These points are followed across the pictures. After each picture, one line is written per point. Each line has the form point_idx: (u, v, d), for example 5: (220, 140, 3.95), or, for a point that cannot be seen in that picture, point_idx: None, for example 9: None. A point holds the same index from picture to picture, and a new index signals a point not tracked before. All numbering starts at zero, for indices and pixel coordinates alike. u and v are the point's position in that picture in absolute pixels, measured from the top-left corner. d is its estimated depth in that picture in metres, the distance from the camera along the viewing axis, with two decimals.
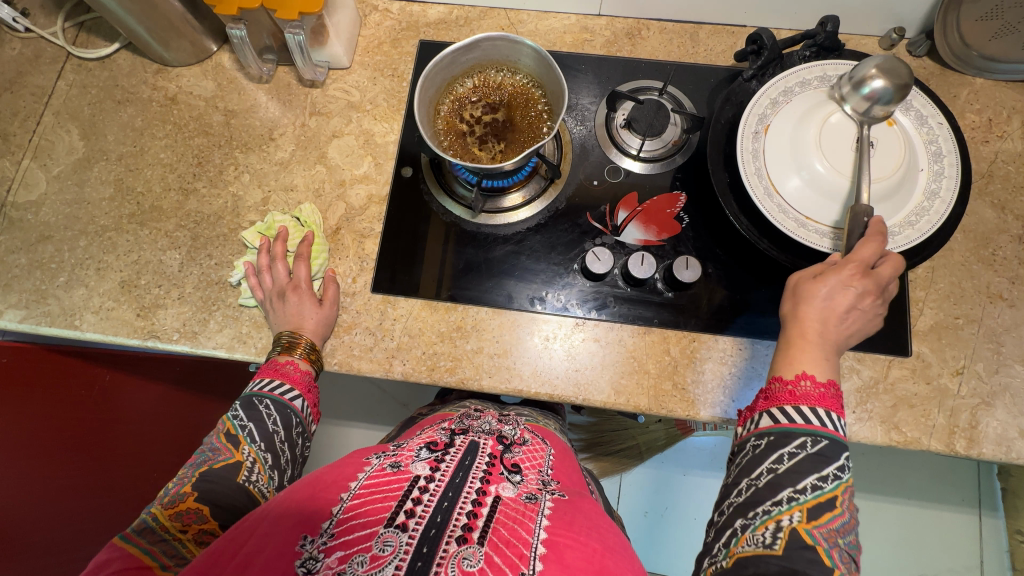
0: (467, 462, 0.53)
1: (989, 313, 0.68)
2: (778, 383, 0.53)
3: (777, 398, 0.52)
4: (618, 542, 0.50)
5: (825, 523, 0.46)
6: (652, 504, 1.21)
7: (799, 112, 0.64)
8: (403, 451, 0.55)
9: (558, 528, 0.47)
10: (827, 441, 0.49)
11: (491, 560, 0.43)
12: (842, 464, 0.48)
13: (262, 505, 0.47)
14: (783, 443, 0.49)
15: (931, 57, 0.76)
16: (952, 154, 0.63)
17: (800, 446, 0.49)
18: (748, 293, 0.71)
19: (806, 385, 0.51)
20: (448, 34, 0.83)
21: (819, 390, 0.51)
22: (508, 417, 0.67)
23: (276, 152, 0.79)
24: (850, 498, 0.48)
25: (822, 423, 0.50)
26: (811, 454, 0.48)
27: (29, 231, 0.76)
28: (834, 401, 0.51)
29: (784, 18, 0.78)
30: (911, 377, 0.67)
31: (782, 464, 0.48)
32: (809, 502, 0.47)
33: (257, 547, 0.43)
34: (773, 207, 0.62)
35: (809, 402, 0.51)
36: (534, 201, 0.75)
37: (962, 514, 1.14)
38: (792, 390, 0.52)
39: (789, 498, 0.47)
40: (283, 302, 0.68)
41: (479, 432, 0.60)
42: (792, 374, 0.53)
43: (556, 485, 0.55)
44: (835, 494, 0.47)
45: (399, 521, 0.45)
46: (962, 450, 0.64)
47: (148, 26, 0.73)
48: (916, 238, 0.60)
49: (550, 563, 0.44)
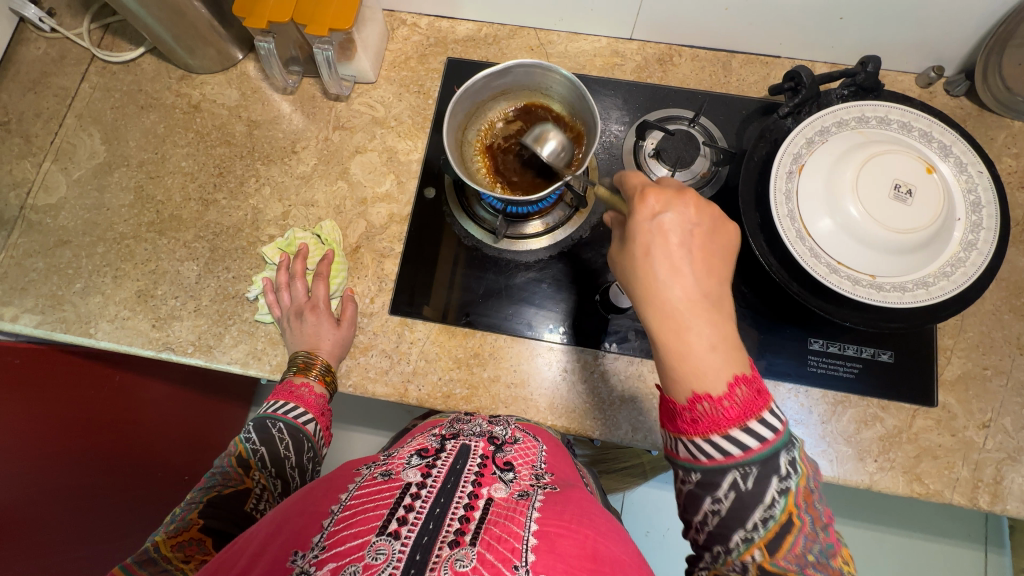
0: (459, 466, 0.51)
1: (1018, 365, 0.67)
2: (675, 408, 0.44)
3: (682, 426, 0.43)
4: (610, 527, 0.47)
5: (787, 551, 0.40)
6: (654, 524, 1.20)
7: (835, 154, 0.63)
8: (394, 460, 0.54)
9: (549, 518, 0.45)
10: (757, 467, 0.40)
11: (484, 557, 0.41)
12: (784, 475, 0.41)
13: (251, 527, 0.47)
14: (713, 486, 0.41)
15: (969, 98, 0.75)
16: (991, 205, 0.61)
17: (732, 485, 0.41)
18: (771, 333, 0.70)
19: (706, 406, 0.42)
20: (476, 52, 0.82)
21: (725, 403, 0.41)
22: (499, 417, 0.64)
23: (298, 166, 0.78)
24: (806, 496, 0.41)
25: (745, 449, 0.41)
26: (749, 489, 0.41)
27: (47, 235, 0.75)
28: (751, 400, 0.41)
29: (819, 51, 0.77)
30: (935, 428, 0.65)
31: (722, 505, 0.41)
32: (764, 537, 0.41)
33: (251, 563, 0.42)
34: (805, 250, 0.61)
35: (718, 427, 0.41)
36: (557, 228, 0.75)
37: (967, 549, 1.12)
38: (694, 416, 0.42)
39: (742, 539, 0.41)
40: (301, 322, 0.68)
41: (470, 436, 0.58)
42: (684, 399, 0.43)
43: (548, 480, 0.54)
44: (789, 512, 0.40)
45: (392, 529, 0.43)
46: (984, 506, 0.63)
47: (174, 33, 0.72)
48: (951, 290, 0.59)
49: (542, 553, 0.41)
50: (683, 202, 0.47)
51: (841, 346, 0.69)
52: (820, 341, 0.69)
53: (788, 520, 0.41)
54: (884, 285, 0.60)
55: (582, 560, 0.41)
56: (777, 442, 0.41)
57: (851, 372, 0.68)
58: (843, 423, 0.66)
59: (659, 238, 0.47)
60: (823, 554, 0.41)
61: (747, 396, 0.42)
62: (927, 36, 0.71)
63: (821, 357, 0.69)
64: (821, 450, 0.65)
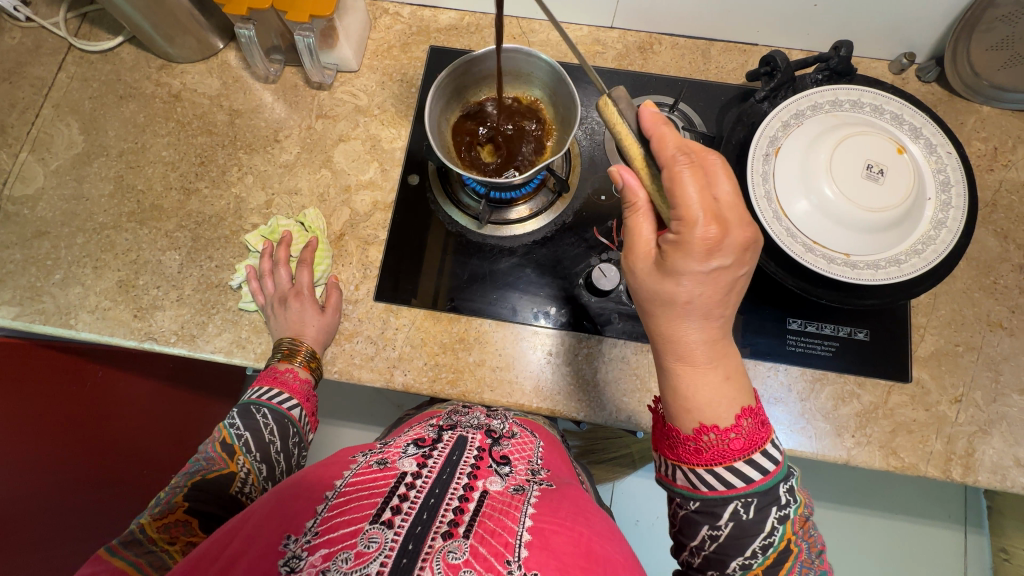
0: (455, 457, 0.51)
1: (988, 341, 0.69)
2: (682, 437, 0.47)
3: (686, 456, 0.47)
4: (605, 526, 0.48)
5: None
6: (642, 513, 1.21)
7: (809, 136, 0.64)
8: (390, 449, 0.54)
9: (545, 515, 0.46)
10: (759, 498, 0.44)
11: (477, 550, 0.41)
12: (782, 505, 0.45)
13: (246, 507, 0.46)
14: (716, 515, 0.45)
15: (939, 84, 0.77)
16: (959, 184, 0.63)
17: (733, 514, 0.45)
18: (752, 313, 0.71)
19: (713, 437, 0.45)
20: (459, 41, 0.83)
21: (730, 435, 0.45)
22: (497, 412, 0.66)
23: (281, 154, 0.78)
24: (801, 524, 0.46)
25: (748, 481, 0.44)
26: (749, 519, 0.45)
27: (26, 226, 0.74)
28: (755, 432, 0.46)
29: (795, 39, 0.79)
30: (910, 404, 0.67)
31: (722, 532, 0.46)
32: (761, 563, 0.45)
33: (244, 544, 0.42)
34: (781, 230, 0.62)
35: (722, 457, 0.45)
36: (541, 214, 0.75)
37: (947, 530, 1.15)
38: (698, 446, 0.46)
39: (741, 565, 0.45)
40: (285, 308, 0.68)
41: (467, 427, 0.59)
42: (692, 429, 0.47)
43: (544, 476, 0.54)
44: (787, 538, 0.45)
45: (385, 518, 0.43)
46: (957, 477, 0.65)
47: (153, 21, 0.72)
48: (922, 267, 0.61)
49: (535, 550, 0.42)
50: (737, 245, 0.45)
51: (819, 325, 0.70)
52: (798, 321, 0.71)
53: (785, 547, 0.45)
54: (858, 264, 0.61)
55: (576, 558, 0.42)
56: (778, 474, 0.45)
57: (829, 350, 0.70)
58: (821, 400, 0.68)
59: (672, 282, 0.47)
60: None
61: (752, 427, 0.46)
62: (898, 23, 0.73)
63: (800, 336, 0.70)
64: (800, 427, 0.67)
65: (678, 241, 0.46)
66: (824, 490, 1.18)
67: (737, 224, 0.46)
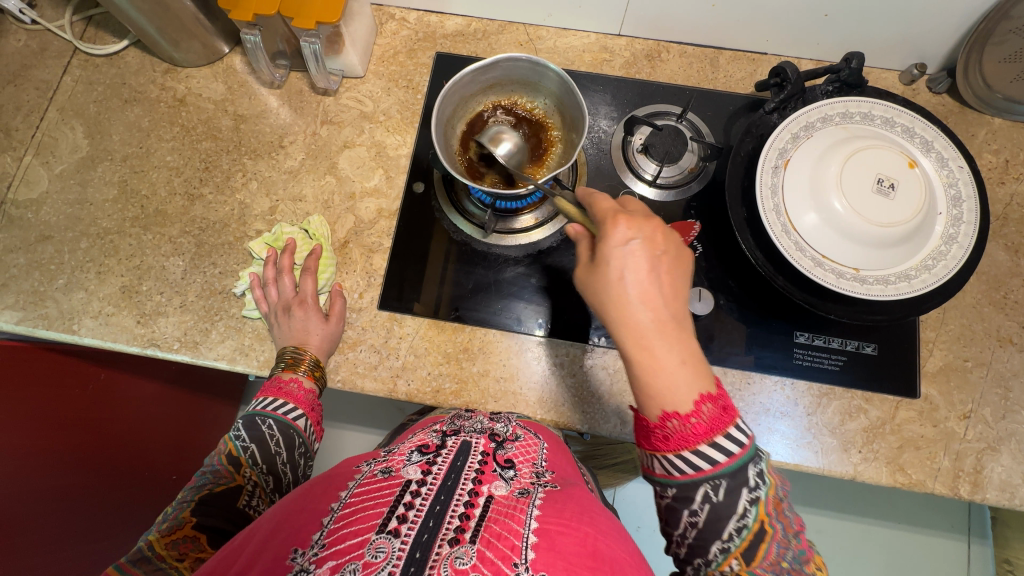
0: (459, 463, 0.51)
1: (998, 357, 0.68)
2: (645, 424, 0.47)
3: (655, 442, 0.46)
4: (611, 526, 0.47)
5: (762, 559, 0.43)
6: (644, 519, 1.21)
7: (820, 149, 0.64)
8: (394, 457, 0.53)
9: (549, 516, 0.45)
10: (727, 479, 0.44)
11: (483, 555, 0.41)
12: (751, 485, 0.44)
13: (252, 523, 0.46)
14: (688, 499, 0.45)
15: (951, 95, 0.76)
16: (971, 199, 0.62)
17: (704, 497, 0.44)
18: (758, 326, 0.70)
19: (676, 423, 0.45)
20: (465, 47, 0.82)
21: (692, 420, 0.44)
22: (499, 415, 0.64)
23: (285, 160, 0.78)
24: (776, 504, 0.45)
25: (713, 463, 0.44)
26: (721, 501, 0.44)
27: (29, 230, 0.74)
28: (717, 417, 0.44)
29: (805, 48, 0.78)
30: (917, 419, 0.67)
31: (699, 517, 0.44)
32: (741, 546, 0.44)
33: (254, 556, 0.42)
34: (790, 243, 0.61)
35: (686, 442, 0.44)
36: (547, 223, 0.75)
37: (951, 540, 1.14)
38: (665, 433, 0.45)
39: (721, 548, 0.44)
40: (288, 317, 0.67)
41: (470, 432, 0.58)
42: (655, 417, 0.46)
43: (549, 478, 0.54)
44: (761, 519, 0.44)
45: (391, 527, 0.42)
46: (965, 495, 0.64)
47: (158, 25, 0.71)
48: (933, 283, 0.60)
49: (542, 551, 0.41)
50: (652, 225, 0.50)
51: (826, 339, 0.70)
52: (805, 334, 0.70)
53: (760, 528, 0.44)
54: (868, 278, 0.61)
55: (583, 558, 0.41)
56: (745, 454, 0.44)
57: (836, 364, 0.69)
58: (827, 415, 0.67)
59: (631, 264, 0.48)
60: (796, 558, 0.44)
61: (713, 412, 0.44)
62: (910, 34, 0.72)
63: (807, 350, 0.69)
64: (806, 442, 0.66)
65: (601, 235, 0.51)
66: (825, 500, 1.17)
67: (648, 218, 0.51)
